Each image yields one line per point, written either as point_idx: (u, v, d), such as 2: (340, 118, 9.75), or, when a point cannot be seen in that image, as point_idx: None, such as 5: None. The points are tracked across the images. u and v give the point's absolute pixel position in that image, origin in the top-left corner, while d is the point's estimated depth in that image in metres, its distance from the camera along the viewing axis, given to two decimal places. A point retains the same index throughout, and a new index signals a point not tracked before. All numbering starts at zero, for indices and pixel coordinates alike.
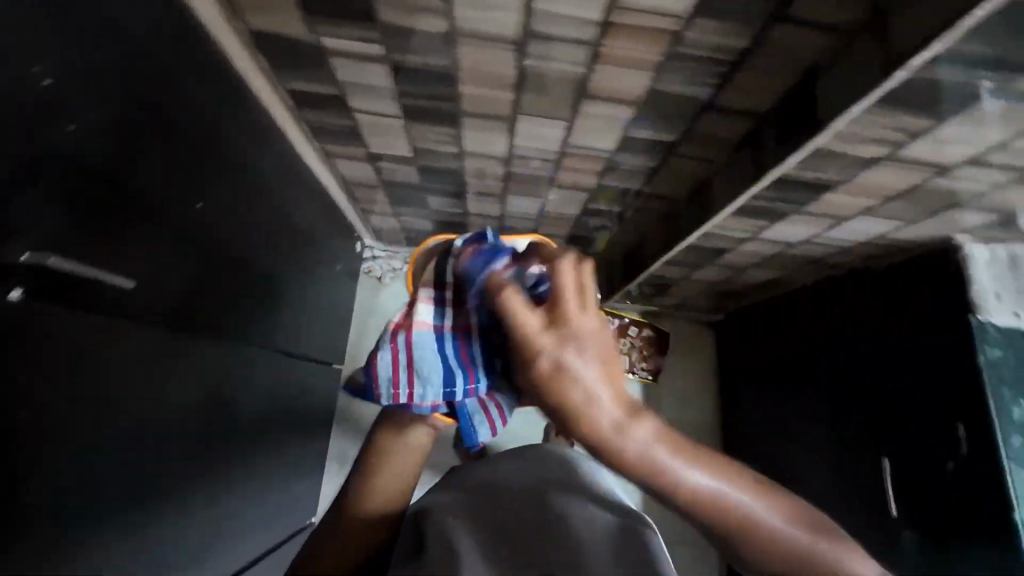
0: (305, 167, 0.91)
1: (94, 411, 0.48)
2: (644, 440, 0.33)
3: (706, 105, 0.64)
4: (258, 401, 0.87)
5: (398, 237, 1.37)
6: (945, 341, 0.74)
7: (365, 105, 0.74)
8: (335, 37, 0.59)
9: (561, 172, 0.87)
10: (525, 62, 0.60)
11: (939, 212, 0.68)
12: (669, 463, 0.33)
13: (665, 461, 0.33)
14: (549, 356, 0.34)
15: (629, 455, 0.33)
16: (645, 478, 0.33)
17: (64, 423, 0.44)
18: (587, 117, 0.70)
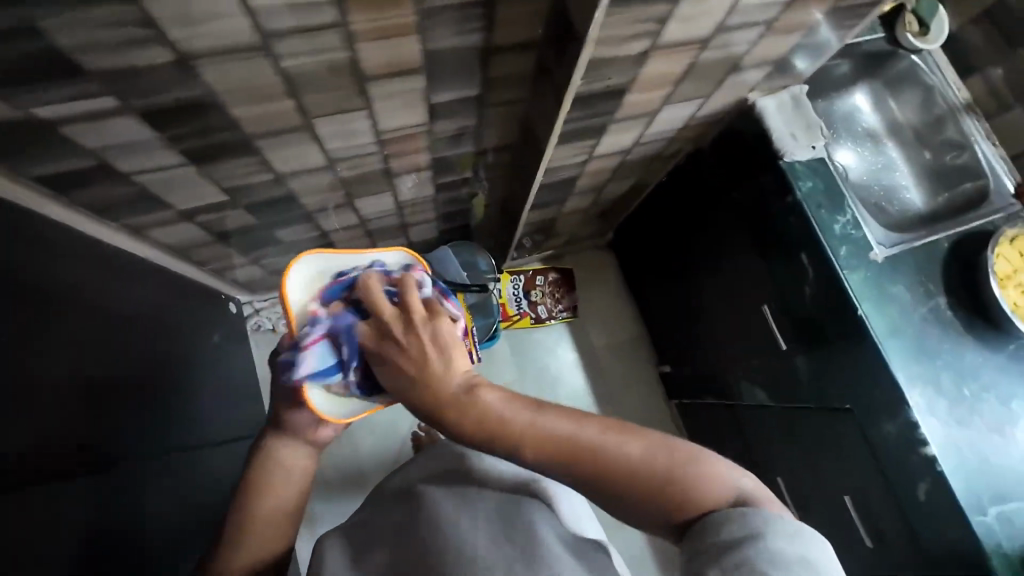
0: (116, 251, 0.80)
1: None
2: (501, 407, 0.44)
3: (487, 50, 0.63)
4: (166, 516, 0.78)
5: (273, 282, 1.27)
6: (772, 189, 0.82)
7: (140, 165, 0.65)
8: (50, 103, 0.50)
9: (392, 160, 0.84)
10: (283, 63, 0.55)
11: (725, 81, 0.74)
12: (487, 405, 0.44)
13: (479, 401, 0.45)
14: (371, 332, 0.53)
15: (499, 426, 0.44)
16: (543, 448, 0.44)
17: None
18: (383, 98, 0.67)
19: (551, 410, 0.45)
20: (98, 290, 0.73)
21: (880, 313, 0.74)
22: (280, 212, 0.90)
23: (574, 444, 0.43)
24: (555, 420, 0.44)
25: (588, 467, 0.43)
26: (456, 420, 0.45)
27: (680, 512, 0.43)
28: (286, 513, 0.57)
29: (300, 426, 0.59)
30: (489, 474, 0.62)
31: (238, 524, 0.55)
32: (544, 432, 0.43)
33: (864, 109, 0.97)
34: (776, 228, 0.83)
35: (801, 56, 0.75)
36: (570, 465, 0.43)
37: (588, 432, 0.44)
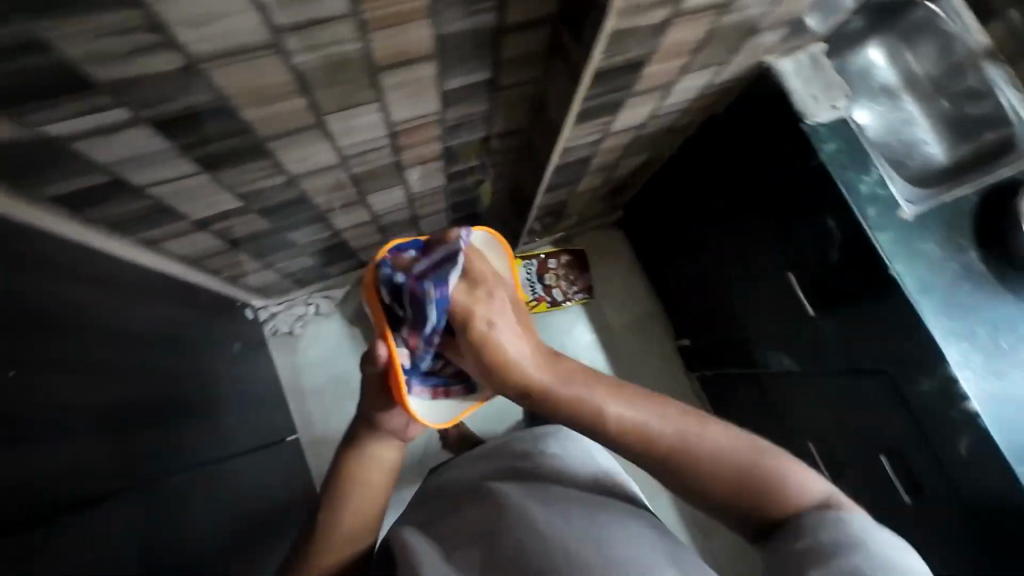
0: (133, 266, 0.79)
1: None
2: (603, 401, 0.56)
3: (499, 30, 0.61)
4: (208, 526, 0.78)
5: (287, 285, 1.26)
6: (793, 153, 0.80)
7: (153, 177, 0.63)
8: (62, 120, 0.49)
9: (405, 152, 0.82)
10: (295, 60, 0.53)
11: (742, 45, 0.71)
12: (597, 403, 0.56)
13: (596, 401, 0.56)
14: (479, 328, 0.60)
15: (610, 419, 0.55)
16: (638, 435, 0.54)
17: None
18: (395, 89, 0.65)
19: (656, 406, 0.56)
20: (117, 308, 0.72)
21: (911, 271, 0.73)
22: (293, 214, 0.89)
23: (660, 430, 0.54)
24: (661, 417, 0.55)
25: (681, 462, 0.53)
26: (572, 411, 0.57)
27: (772, 510, 0.50)
28: (372, 504, 0.61)
29: (388, 424, 0.64)
30: (563, 471, 0.58)
31: (330, 519, 0.59)
32: (648, 427, 0.54)
33: (879, 64, 0.94)
34: (799, 193, 0.82)
35: (818, 17, 0.73)
36: (666, 455, 0.53)
37: (704, 436, 0.54)
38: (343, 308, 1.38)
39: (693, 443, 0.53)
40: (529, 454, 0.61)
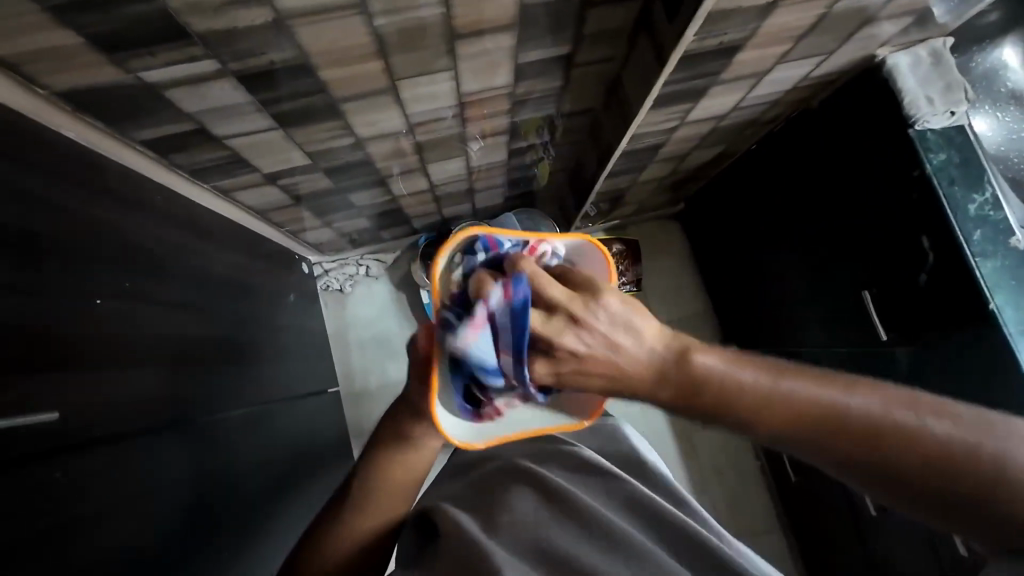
0: (207, 213, 0.83)
1: None
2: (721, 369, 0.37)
3: (586, 2, 0.57)
4: (251, 461, 0.84)
5: (342, 244, 1.30)
6: (894, 160, 0.72)
7: (231, 130, 0.65)
8: (157, 67, 0.51)
9: (471, 123, 0.81)
10: (376, 23, 0.53)
11: (856, 34, 0.64)
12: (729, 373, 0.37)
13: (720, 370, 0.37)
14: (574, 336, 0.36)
15: (741, 400, 0.36)
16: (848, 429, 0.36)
17: None
18: (470, 58, 0.63)
19: (795, 372, 0.38)
20: (188, 250, 0.76)
21: (1014, 307, 0.65)
22: (355, 177, 0.91)
23: (855, 416, 0.36)
24: (832, 397, 0.36)
25: (852, 449, 0.36)
26: (738, 398, 0.36)
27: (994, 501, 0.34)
28: (410, 483, 0.54)
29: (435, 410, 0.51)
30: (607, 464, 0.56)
31: (366, 479, 0.53)
32: (791, 399, 0.36)
33: (1012, 66, 0.84)
34: (894, 205, 0.74)
35: (949, 5, 0.63)
36: (834, 435, 0.36)
37: (869, 404, 0.36)
38: (391, 272, 1.41)
39: (864, 415, 0.36)
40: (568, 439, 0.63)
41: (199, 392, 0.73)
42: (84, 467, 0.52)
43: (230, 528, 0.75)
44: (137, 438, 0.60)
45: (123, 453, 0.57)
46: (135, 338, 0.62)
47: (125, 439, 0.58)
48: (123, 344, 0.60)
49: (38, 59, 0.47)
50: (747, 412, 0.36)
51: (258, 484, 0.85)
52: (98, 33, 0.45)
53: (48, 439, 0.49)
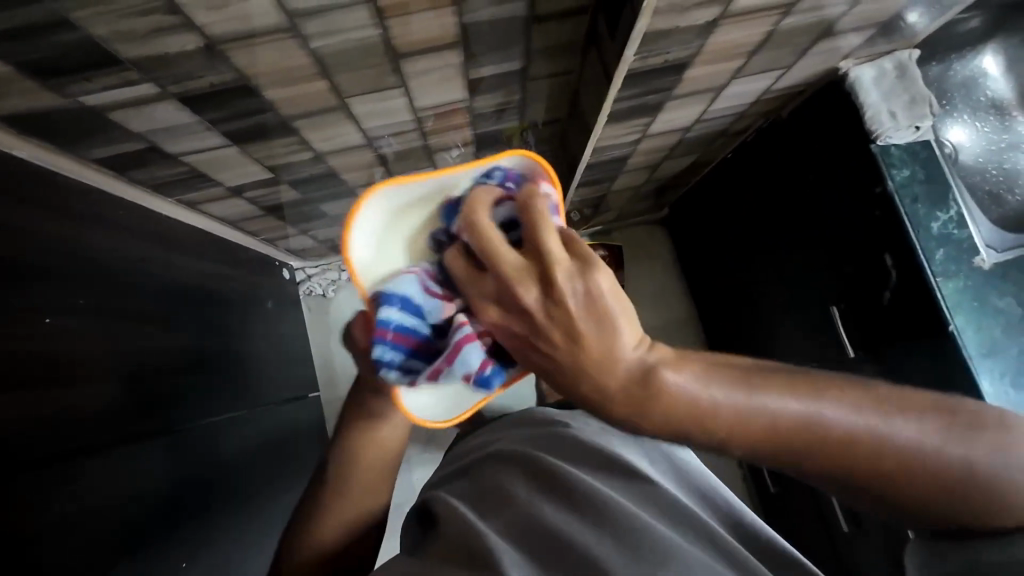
0: (176, 225, 0.84)
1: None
2: (720, 396, 0.33)
3: (530, 20, 0.57)
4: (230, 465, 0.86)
5: (323, 250, 1.31)
6: (858, 175, 0.71)
7: (186, 147, 0.66)
8: (96, 92, 0.51)
9: (432, 136, 0.80)
10: (313, 46, 0.53)
11: (814, 46, 0.62)
12: (749, 406, 0.33)
13: (743, 404, 0.33)
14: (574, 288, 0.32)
15: (757, 423, 0.33)
16: (830, 447, 0.33)
17: None
18: (419, 75, 0.62)
19: (796, 383, 0.34)
20: (158, 261, 0.77)
21: (974, 329, 0.64)
22: (323, 188, 0.91)
23: (847, 434, 0.33)
24: (821, 403, 0.33)
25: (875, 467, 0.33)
26: (711, 413, 0.32)
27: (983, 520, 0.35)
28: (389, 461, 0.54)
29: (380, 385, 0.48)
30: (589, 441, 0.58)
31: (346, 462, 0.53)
32: (825, 427, 0.33)
33: (993, 75, 0.81)
34: (859, 221, 0.72)
35: (916, 14, 0.60)
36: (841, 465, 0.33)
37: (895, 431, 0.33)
38: None
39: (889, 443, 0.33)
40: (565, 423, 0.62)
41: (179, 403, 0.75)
42: (59, 476, 0.54)
43: (207, 534, 0.77)
44: (114, 449, 0.62)
45: (95, 461, 0.58)
46: (108, 348, 0.63)
47: (97, 452, 0.59)
48: (100, 355, 0.61)
49: None
50: (765, 438, 0.33)
51: (239, 489, 0.87)
52: (27, 61, 0.46)
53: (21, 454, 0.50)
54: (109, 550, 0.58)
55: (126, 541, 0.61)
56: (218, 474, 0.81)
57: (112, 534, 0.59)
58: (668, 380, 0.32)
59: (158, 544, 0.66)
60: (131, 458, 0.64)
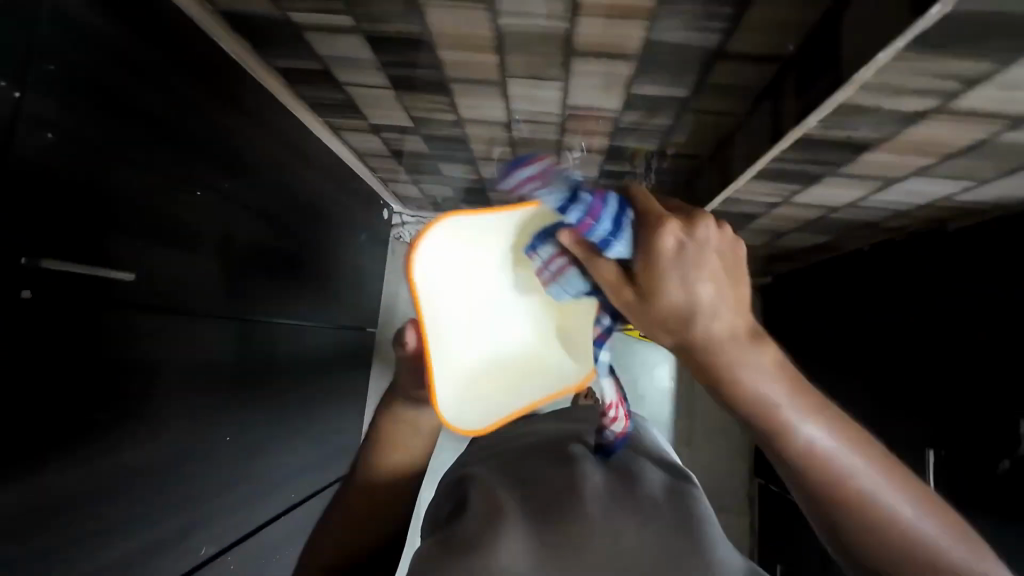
0: (317, 143, 0.91)
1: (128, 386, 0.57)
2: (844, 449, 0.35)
3: (717, 54, 0.54)
4: (289, 362, 0.94)
5: (425, 203, 1.36)
6: (1018, 325, 0.66)
7: (354, 79, 0.71)
8: (301, 12, 0.57)
9: (569, 135, 0.81)
10: (501, 22, 0.54)
11: (1022, 171, 0.54)
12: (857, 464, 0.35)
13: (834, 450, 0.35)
14: (677, 239, 0.34)
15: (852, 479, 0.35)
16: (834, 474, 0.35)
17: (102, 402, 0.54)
18: (583, 76, 0.62)
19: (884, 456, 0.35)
20: (290, 169, 0.84)
21: None
22: (450, 150, 0.95)
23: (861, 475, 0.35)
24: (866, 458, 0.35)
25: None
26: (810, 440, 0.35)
27: None
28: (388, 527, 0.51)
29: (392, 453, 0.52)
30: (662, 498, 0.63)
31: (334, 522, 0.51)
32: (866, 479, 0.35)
33: None
34: (1004, 374, 0.67)
35: None
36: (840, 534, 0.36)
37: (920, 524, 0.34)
38: None
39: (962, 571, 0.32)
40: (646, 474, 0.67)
41: (268, 301, 0.83)
42: (179, 328, 0.63)
43: (260, 417, 0.86)
44: (213, 320, 0.70)
45: (206, 323, 0.68)
46: (226, 233, 0.70)
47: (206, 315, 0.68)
48: (220, 236, 0.69)
49: None
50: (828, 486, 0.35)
51: (292, 390, 0.96)
52: None
53: (162, 297, 0.60)
54: (190, 403, 0.67)
55: (203, 399, 0.70)
56: (281, 370, 0.91)
57: (197, 391, 0.68)
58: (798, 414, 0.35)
59: (224, 407, 0.75)
60: (226, 334, 0.73)
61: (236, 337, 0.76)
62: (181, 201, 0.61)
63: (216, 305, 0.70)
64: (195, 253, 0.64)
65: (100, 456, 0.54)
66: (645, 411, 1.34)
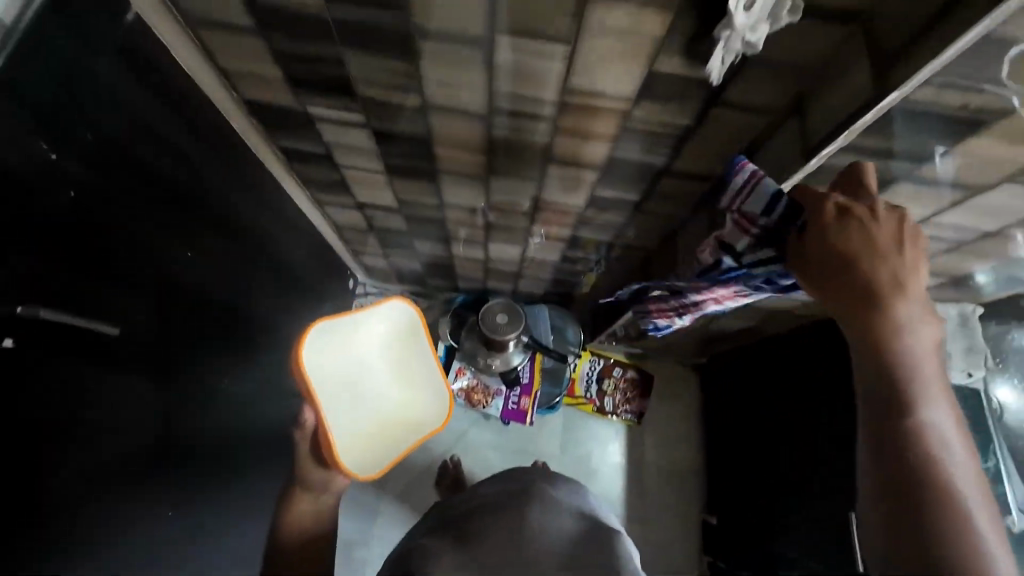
0: (300, 215, 0.96)
1: (82, 449, 0.52)
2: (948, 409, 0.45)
3: (664, 170, 0.68)
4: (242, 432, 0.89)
5: (390, 276, 1.40)
6: None
7: (352, 163, 0.79)
8: (320, 107, 0.66)
9: (538, 224, 0.92)
10: (494, 132, 0.65)
11: None
12: (951, 416, 0.45)
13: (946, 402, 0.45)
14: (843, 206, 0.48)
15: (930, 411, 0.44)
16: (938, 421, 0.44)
17: (55, 465, 0.49)
18: (555, 178, 0.75)
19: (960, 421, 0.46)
20: (274, 237, 0.87)
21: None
22: (426, 229, 1.04)
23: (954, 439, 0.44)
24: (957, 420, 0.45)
25: (962, 541, 0.40)
26: (925, 374, 0.45)
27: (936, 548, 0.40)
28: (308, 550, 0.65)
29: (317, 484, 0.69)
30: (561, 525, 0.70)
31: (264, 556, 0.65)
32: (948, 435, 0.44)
33: None
34: None
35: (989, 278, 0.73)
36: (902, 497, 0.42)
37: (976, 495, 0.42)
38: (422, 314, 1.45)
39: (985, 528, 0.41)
40: (544, 500, 0.73)
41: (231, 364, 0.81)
42: (148, 387, 0.61)
43: (204, 492, 0.79)
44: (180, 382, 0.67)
45: (173, 386, 0.66)
46: (203, 289, 0.69)
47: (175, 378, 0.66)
48: (197, 294, 0.67)
49: (245, 78, 0.62)
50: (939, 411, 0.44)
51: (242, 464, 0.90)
52: (293, 75, 0.60)
53: (136, 352, 0.58)
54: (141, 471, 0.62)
55: (155, 469, 0.65)
56: (238, 441, 0.86)
57: (151, 459, 0.63)
58: (918, 334, 0.46)
59: (174, 479, 0.69)
60: (189, 398, 0.70)
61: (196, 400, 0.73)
62: (172, 260, 0.62)
63: (186, 366, 0.68)
64: (174, 311, 0.64)
65: (39, 529, 0.48)
66: (598, 487, 1.36)
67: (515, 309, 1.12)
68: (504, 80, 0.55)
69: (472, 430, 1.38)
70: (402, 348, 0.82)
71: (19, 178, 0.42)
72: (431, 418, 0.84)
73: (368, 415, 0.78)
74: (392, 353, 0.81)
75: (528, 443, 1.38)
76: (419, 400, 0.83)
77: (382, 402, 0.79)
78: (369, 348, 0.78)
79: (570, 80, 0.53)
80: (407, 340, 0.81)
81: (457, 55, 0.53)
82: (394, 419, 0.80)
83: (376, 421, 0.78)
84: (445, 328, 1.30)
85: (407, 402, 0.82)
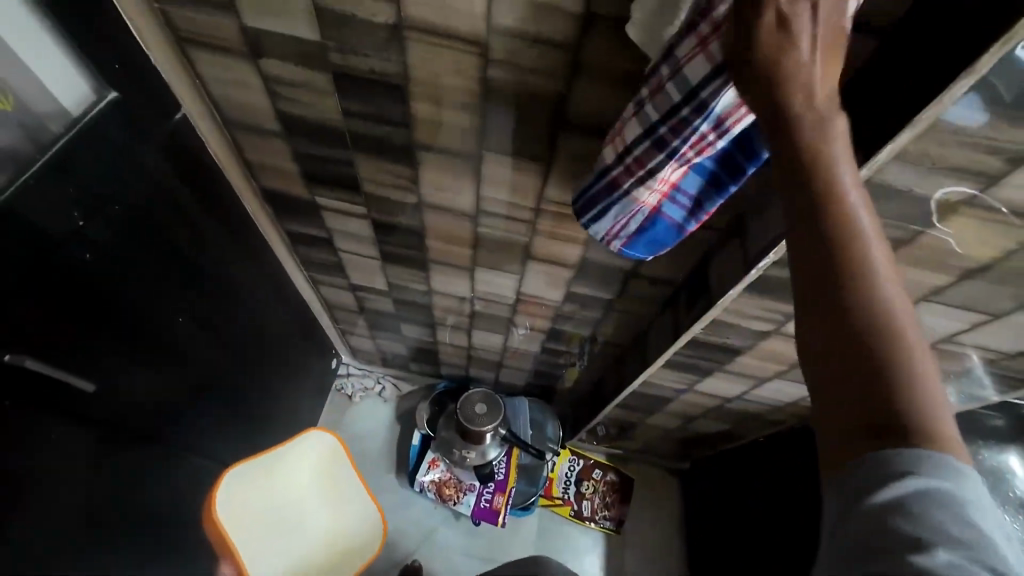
0: (295, 292, 1.01)
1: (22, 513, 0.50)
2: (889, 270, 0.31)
3: (632, 272, 0.74)
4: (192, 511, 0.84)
5: (374, 359, 1.41)
6: None
7: (350, 247, 0.86)
8: (328, 198, 0.74)
9: (519, 315, 0.97)
10: (480, 229, 0.73)
11: None
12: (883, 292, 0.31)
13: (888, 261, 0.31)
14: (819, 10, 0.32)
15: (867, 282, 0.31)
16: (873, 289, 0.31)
17: None
18: (535, 273, 0.81)
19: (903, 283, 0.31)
20: (267, 311, 0.91)
21: None
22: (413, 313, 1.08)
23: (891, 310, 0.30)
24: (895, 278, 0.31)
25: (908, 419, 0.29)
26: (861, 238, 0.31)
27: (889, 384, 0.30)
28: None
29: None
30: None
31: None
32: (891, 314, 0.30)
33: (1019, 474, 0.84)
34: None
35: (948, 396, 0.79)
36: (869, 399, 0.30)
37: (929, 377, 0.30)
38: (402, 400, 1.43)
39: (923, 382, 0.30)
40: None
41: (194, 434, 0.80)
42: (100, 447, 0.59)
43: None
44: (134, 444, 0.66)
45: (127, 449, 0.64)
46: (184, 352, 0.71)
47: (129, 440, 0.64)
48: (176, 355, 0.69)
49: (266, 170, 0.71)
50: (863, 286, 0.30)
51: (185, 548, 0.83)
52: (309, 170, 0.69)
53: (100, 410, 0.58)
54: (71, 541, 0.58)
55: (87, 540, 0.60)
56: (185, 521, 0.80)
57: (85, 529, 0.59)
58: None
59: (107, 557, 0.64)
60: (140, 463, 0.68)
61: (152, 469, 0.71)
62: (161, 322, 0.64)
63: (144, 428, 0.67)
64: (150, 372, 0.65)
65: None
66: None
67: (494, 398, 1.13)
68: (490, 187, 0.64)
69: (441, 529, 1.29)
70: (328, 477, 0.87)
71: (46, 238, 0.47)
72: (367, 546, 0.88)
73: (299, 546, 0.81)
74: (320, 481, 0.86)
75: (499, 549, 1.28)
76: (352, 527, 0.88)
77: (320, 532, 0.84)
78: (297, 481, 0.83)
79: (547, 190, 0.62)
80: (334, 468, 0.88)
81: (452, 164, 0.62)
82: (326, 547, 0.85)
83: (318, 556, 0.83)
84: (423, 416, 1.29)
85: (345, 526, 0.88)
